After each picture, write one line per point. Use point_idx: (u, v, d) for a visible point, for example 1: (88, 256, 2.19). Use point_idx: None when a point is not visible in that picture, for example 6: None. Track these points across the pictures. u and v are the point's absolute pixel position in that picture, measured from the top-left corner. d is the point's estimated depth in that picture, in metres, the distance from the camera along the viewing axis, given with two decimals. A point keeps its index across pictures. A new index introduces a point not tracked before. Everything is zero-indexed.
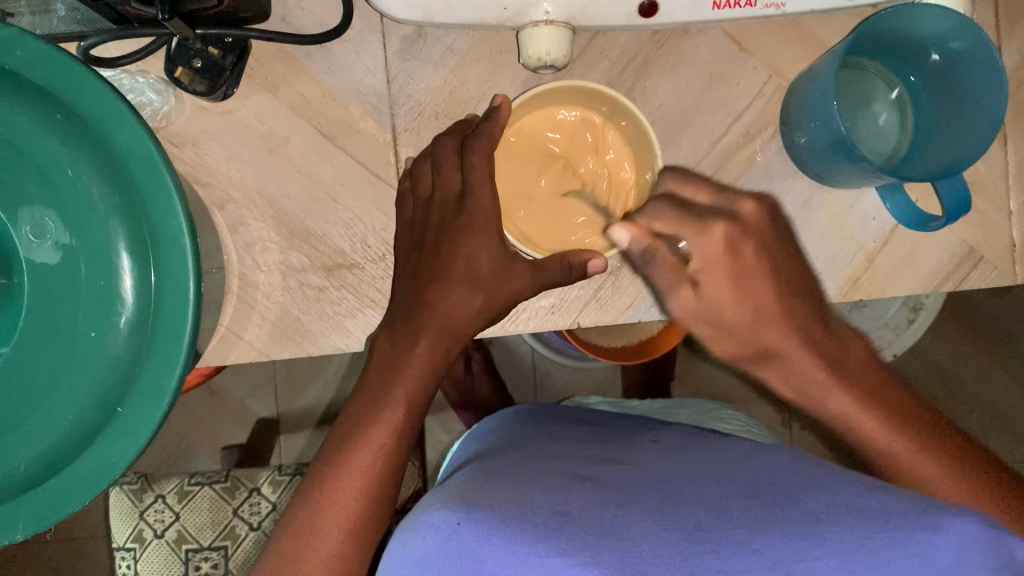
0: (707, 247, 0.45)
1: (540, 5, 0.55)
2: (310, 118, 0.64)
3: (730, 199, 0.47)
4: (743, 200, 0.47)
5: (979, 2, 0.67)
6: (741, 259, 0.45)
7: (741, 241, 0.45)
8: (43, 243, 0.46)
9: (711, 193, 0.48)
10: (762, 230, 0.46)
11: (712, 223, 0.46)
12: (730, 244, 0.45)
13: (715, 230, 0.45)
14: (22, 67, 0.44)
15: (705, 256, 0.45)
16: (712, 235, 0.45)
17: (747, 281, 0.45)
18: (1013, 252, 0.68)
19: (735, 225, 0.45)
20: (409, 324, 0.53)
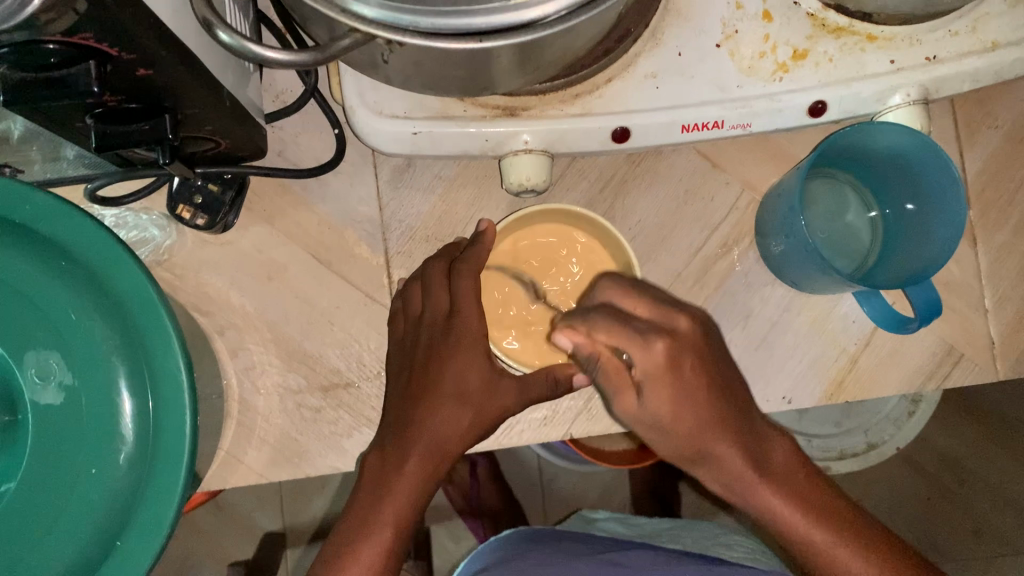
0: (651, 361, 0.46)
1: (519, 136, 0.59)
2: (306, 245, 0.67)
3: (667, 313, 0.48)
4: (679, 315, 0.48)
5: (937, 115, 0.71)
6: (680, 373, 0.47)
7: (679, 358, 0.47)
8: (47, 385, 0.48)
9: (649, 302, 0.49)
10: (696, 342, 0.48)
11: (676, 315, 0.48)
12: (669, 357, 0.46)
13: (656, 346, 0.46)
14: (30, 220, 0.48)
15: (649, 371, 0.46)
16: (655, 350, 0.46)
17: (688, 397, 0.47)
18: (993, 348, 0.70)
19: (673, 340, 0.47)
20: (399, 443, 0.53)
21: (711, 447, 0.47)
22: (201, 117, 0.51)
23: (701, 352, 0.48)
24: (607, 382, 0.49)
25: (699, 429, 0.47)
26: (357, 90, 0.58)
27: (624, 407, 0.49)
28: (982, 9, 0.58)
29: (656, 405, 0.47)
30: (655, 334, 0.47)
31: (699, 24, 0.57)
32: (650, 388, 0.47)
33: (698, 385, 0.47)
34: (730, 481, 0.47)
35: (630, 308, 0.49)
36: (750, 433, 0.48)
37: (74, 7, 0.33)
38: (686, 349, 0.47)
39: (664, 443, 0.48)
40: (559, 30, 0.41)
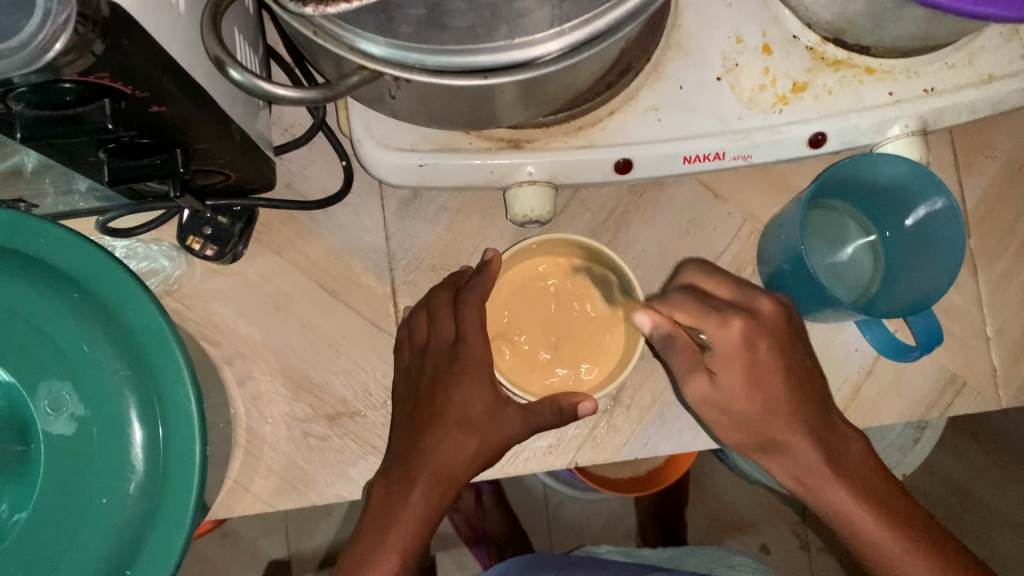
0: (727, 338, 0.51)
1: (524, 167, 0.60)
2: (313, 275, 0.68)
3: (750, 295, 0.53)
4: (762, 297, 0.53)
5: (935, 145, 0.72)
6: (754, 354, 0.51)
7: (756, 336, 0.51)
8: (60, 415, 0.48)
9: (733, 288, 0.54)
10: (777, 322, 0.52)
11: (731, 317, 0.51)
12: (745, 335, 0.51)
13: (733, 324, 0.51)
14: (44, 252, 0.49)
15: (725, 347, 0.51)
16: (733, 327, 0.51)
17: (762, 380, 0.51)
18: (995, 376, 0.71)
19: (752, 320, 0.51)
20: (405, 470, 0.54)
21: (780, 434, 0.51)
22: (212, 151, 0.52)
23: (781, 333, 0.52)
24: (679, 366, 0.54)
25: (769, 416, 0.51)
26: (365, 123, 0.59)
27: (696, 389, 0.54)
28: (976, 43, 0.59)
29: (730, 383, 0.52)
30: (721, 322, 0.51)
31: (699, 58, 0.59)
32: (721, 368, 0.52)
33: (772, 366, 0.51)
34: (800, 472, 0.51)
35: (717, 289, 0.55)
36: (825, 428, 0.52)
37: (91, 49, 0.34)
38: (764, 331, 0.51)
39: (735, 425, 0.53)
40: (561, 67, 0.43)
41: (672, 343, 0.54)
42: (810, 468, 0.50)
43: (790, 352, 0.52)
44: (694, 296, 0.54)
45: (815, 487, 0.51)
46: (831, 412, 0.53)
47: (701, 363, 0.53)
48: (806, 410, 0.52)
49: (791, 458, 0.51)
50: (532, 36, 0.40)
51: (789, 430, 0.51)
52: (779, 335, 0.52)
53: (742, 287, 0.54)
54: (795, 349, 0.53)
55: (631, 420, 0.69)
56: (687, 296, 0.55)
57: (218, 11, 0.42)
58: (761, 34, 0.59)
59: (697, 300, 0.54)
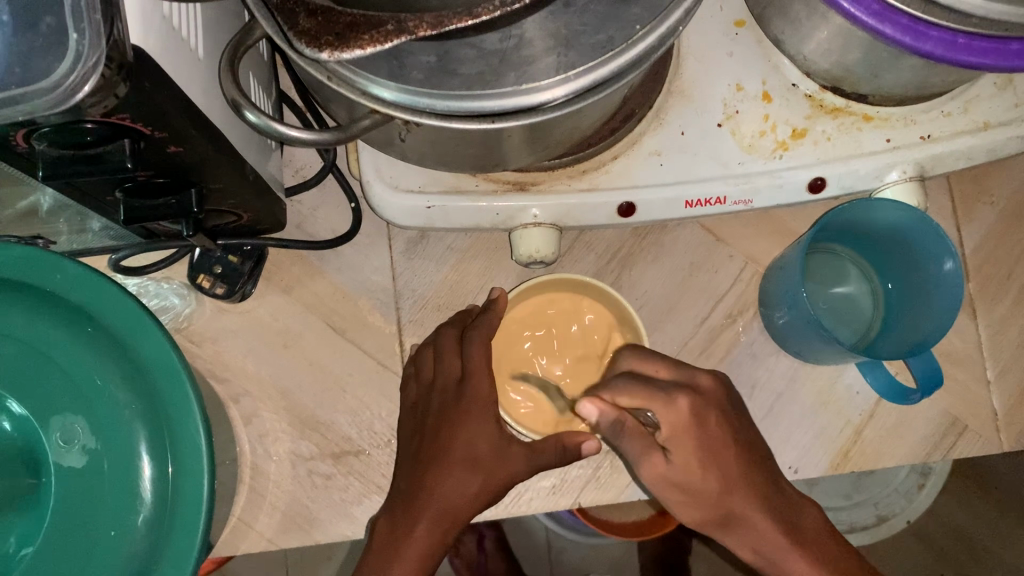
0: (675, 415, 0.51)
1: (529, 210, 0.62)
2: (321, 314, 0.69)
3: (688, 372, 0.54)
4: (701, 375, 0.54)
5: (933, 192, 0.74)
6: (705, 427, 0.51)
7: (703, 412, 0.51)
8: (71, 448, 0.49)
9: (669, 368, 0.55)
10: (719, 397, 0.53)
11: (678, 395, 0.51)
12: (694, 411, 0.51)
13: (680, 401, 0.51)
14: (60, 289, 0.49)
15: (674, 426, 0.51)
16: (679, 404, 0.51)
17: (715, 452, 0.51)
18: (997, 421, 0.71)
19: (697, 396, 0.52)
20: (409, 507, 0.54)
21: (739, 507, 0.50)
22: (226, 191, 0.54)
23: (723, 406, 0.53)
24: (631, 451, 0.53)
25: (725, 490, 0.50)
26: (375, 165, 0.60)
27: (652, 470, 0.52)
28: (971, 92, 0.61)
29: (684, 461, 0.51)
30: (668, 399, 0.51)
31: (700, 104, 0.60)
32: (676, 447, 0.51)
33: (723, 440, 0.51)
34: (762, 547, 0.50)
35: (653, 363, 0.55)
36: (779, 498, 0.52)
37: (116, 91, 0.35)
38: (709, 407, 0.52)
39: (692, 503, 0.51)
40: (562, 113, 0.44)
41: (619, 429, 0.52)
42: (769, 538, 0.50)
43: (734, 424, 0.52)
44: (633, 379, 0.54)
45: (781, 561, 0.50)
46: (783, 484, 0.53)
47: (655, 444, 0.52)
48: (762, 480, 0.52)
49: (748, 529, 0.50)
50: (537, 83, 0.42)
51: (746, 502, 0.50)
52: (721, 408, 0.52)
53: (680, 367, 0.55)
54: (740, 426, 0.53)
55: None
56: (624, 381, 0.54)
57: (235, 55, 0.43)
58: (762, 82, 0.60)
59: (639, 382, 0.53)
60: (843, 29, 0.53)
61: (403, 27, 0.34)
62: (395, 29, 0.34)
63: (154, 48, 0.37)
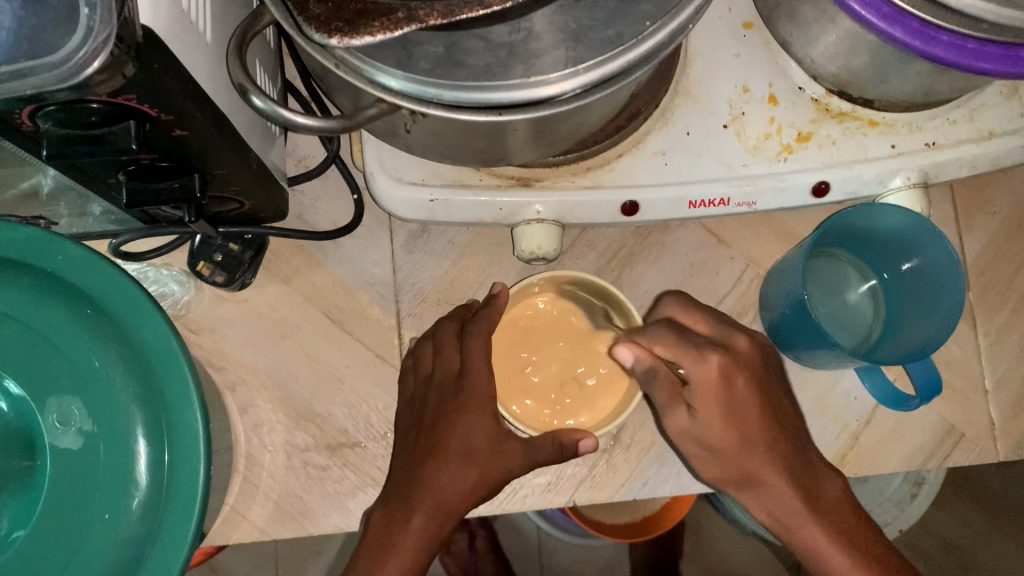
0: (705, 373, 0.51)
1: (532, 206, 0.61)
2: (320, 305, 0.69)
3: (725, 330, 0.55)
4: (738, 335, 0.54)
5: (936, 200, 0.74)
6: (732, 388, 0.51)
7: (732, 371, 0.51)
8: (67, 430, 0.49)
9: (709, 324, 0.55)
10: (751, 359, 0.53)
11: (709, 353, 0.51)
12: (723, 371, 0.51)
13: (711, 358, 0.51)
14: (62, 269, 0.49)
15: (702, 383, 0.52)
16: (709, 363, 0.51)
17: (742, 412, 0.51)
18: (994, 430, 0.71)
19: (729, 355, 0.52)
20: (404, 500, 0.54)
21: (757, 470, 0.51)
22: (230, 178, 0.54)
23: (754, 368, 0.53)
24: (661, 398, 0.55)
25: (746, 451, 0.51)
26: (378, 157, 0.60)
27: (676, 422, 0.55)
28: (977, 100, 0.61)
29: (708, 420, 0.52)
30: (701, 356, 0.51)
31: (705, 105, 0.60)
32: (701, 402, 0.52)
33: (750, 401, 0.51)
34: (777, 509, 0.51)
35: (696, 314, 0.56)
36: (804, 468, 0.52)
37: (123, 71, 0.35)
38: (740, 368, 0.52)
39: (716, 461, 0.53)
40: (569, 107, 0.44)
41: (654, 376, 0.55)
42: (784, 502, 0.51)
43: (763, 383, 0.53)
44: (673, 329, 0.55)
45: (795, 529, 0.51)
46: (808, 449, 0.54)
47: (683, 397, 0.54)
48: (785, 447, 0.52)
49: (766, 492, 0.52)
50: (545, 76, 0.41)
51: (767, 466, 0.51)
52: (752, 369, 0.52)
53: (719, 324, 0.55)
54: (771, 388, 0.53)
55: (630, 460, 0.69)
56: (663, 330, 0.55)
57: (242, 41, 0.43)
58: (768, 85, 0.60)
59: (676, 334, 0.54)
60: (851, 32, 0.52)
61: (414, 15, 0.34)
62: (405, 17, 0.34)
63: (164, 29, 0.36)
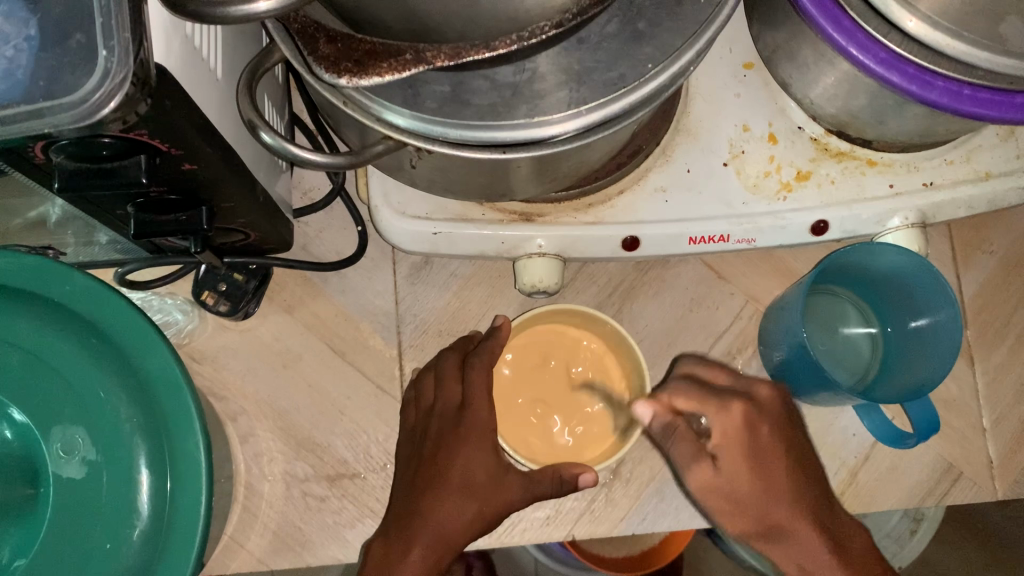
0: (730, 421, 0.53)
1: (534, 240, 0.62)
2: (323, 336, 0.70)
3: (749, 383, 0.57)
4: (760, 387, 0.56)
5: (933, 238, 0.75)
6: (757, 435, 0.52)
7: (757, 420, 0.53)
8: (71, 459, 0.50)
9: (731, 378, 0.58)
10: (776, 409, 0.55)
11: (732, 402, 0.54)
12: (747, 418, 0.53)
13: (734, 408, 0.53)
14: (67, 299, 0.50)
15: (727, 431, 0.53)
16: (733, 411, 0.53)
17: (767, 458, 0.52)
18: (992, 469, 0.71)
19: (752, 406, 0.54)
20: (404, 533, 0.54)
21: (787, 520, 0.50)
22: (236, 211, 0.54)
23: (778, 418, 0.54)
24: (681, 456, 0.54)
25: (771, 499, 0.50)
26: (384, 191, 0.61)
27: (699, 481, 0.53)
28: (973, 142, 0.62)
29: (735, 469, 0.52)
30: (723, 406, 0.54)
31: (707, 143, 0.61)
32: (726, 454, 0.52)
33: (773, 452, 0.52)
34: (806, 561, 0.49)
35: (717, 371, 0.59)
36: (828, 518, 0.51)
37: (137, 109, 0.36)
38: (765, 417, 0.53)
39: (739, 514, 0.51)
40: (571, 146, 0.44)
41: (673, 433, 0.54)
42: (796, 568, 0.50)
43: (785, 431, 0.53)
44: (694, 385, 0.57)
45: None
46: (835, 508, 0.53)
47: (704, 451, 0.53)
48: (812, 496, 0.51)
49: (795, 543, 0.49)
50: (548, 116, 0.42)
51: (794, 515, 0.50)
52: (776, 418, 0.54)
53: (740, 378, 0.58)
54: (796, 442, 0.54)
55: (629, 493, 0.69)
56: (685, 386, 0.57)
57: (252, 78, 0.44)
58: (768, 124, 0.61)
59: (698, 389, 0.56)
60: (850, 75, 0.54)
61: (421, 57, 0.35)
62: (413, 58, 0.35)
63: (176, 67, 0.38)
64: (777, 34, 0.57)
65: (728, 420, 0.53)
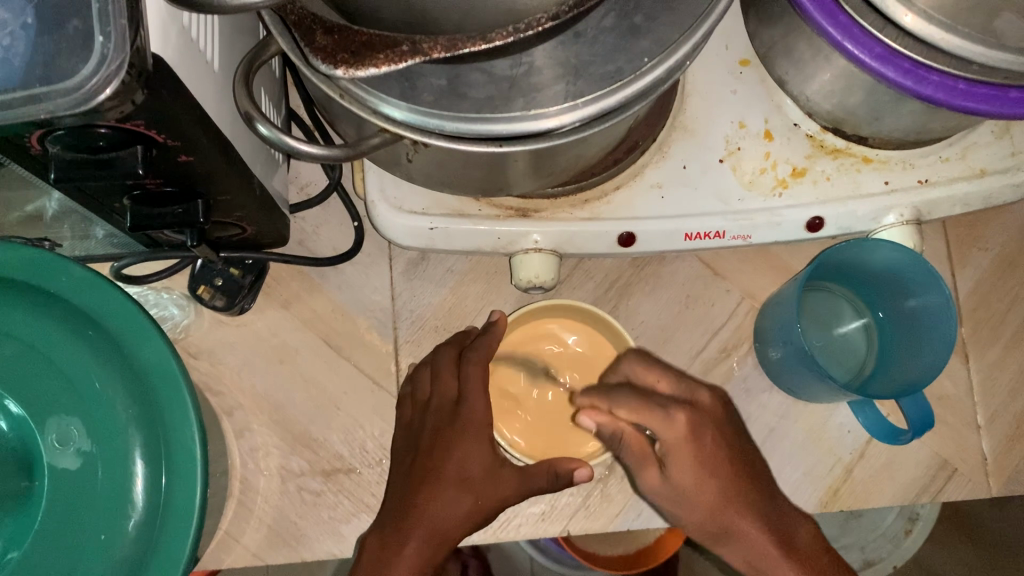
0: (673, 431, 0.53)
1: (530, 235, 0.62)
2: (319, 331, 0.70)
3: (690, 389, 0.56)
4: (701, 391, 0.56)
5: (929, 236, 0.75)
6: (702, 444, 0.53)
7: (700, 427, 0.53)
8: (66, 450, 0.50)
9: (673, 383, 0.57)
10: (716, 414, 0.55)
11: (675, 412, 0.53)
12: (690, 429, 0.53)
13: (678, 418, 0.53)
14: (66, 291, 0.50)
15: (670, 441, 0.53)
16: (677, 421, 0.53)
17: (712, 465, 0.52)
18: (987, 465, 0.71)
19: (694, 412, 0.54)
20: (399, 527, 0.54)
21: (732, 522, 0.52)
22: (233, 204, 0.54)
23: (722, 424, 0.55)
24: (632, 459, 0.56)
25: (721, 504, 0.52)
26: (380, 186, 0.61)
27: (648, 484, 0.55)
28: (969, 139, 0.62)
29: (681, 477, 0.53)
30: (666, 417, 0.53)
31: (703, 139, 0.61)
32: (673, 463, 0.53)
33: (720, 456, 0.53)
34: (754, 558, 0.51)
35: (659, 372, 0.59)
36: (777, 514, 0.53)
37: (134, 98, 0.36)
38: (708, 423, 0.54)
39: (691, 518, 0.53)
40: (569, 139, 0.44)
41: (621, 440, 0.56)
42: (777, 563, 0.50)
43: (732, 435, 0.54)
44: (635, 392, 0.57)
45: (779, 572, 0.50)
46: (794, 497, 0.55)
47: (654, 457, 0.55)
48: (757, 498, 0.53)
49: (743, 543, 0.51)
50: (545, 109, 0.42)
51: (740, 517, 0.52)
52: (719, 422, 0.54)
53: (682, 381, 0.57)
54: None
55: (625, 489, 0.69)
56: (626, 393, 0.57)
57: (249, 70, 0.44)
58: (764, 120, 0.61)
59: (639, 396, 0.56)
60: (846, 71, 0.54)
61: (417, 48, 0.35)
62: (409, 49, 0.35)
63: (173, 57, 0.38)
64: (773, 30, 0.57)
65: (671, 432, 0.53)
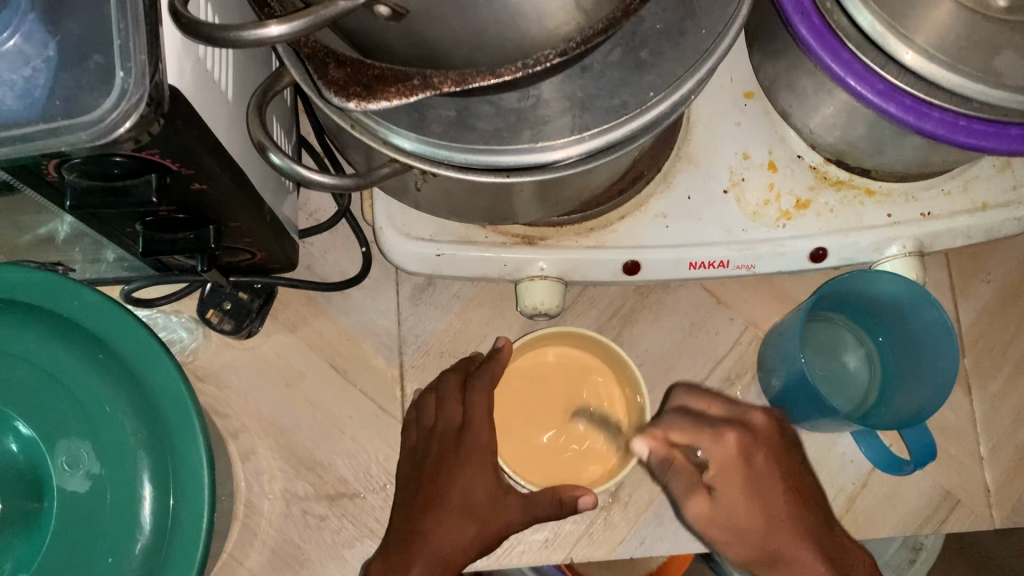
0: (724, 452, 0.52)
1: (536, 262, 0.63)
2: (326, 354, 0.70)
3: (741, 411, 0.55)
4: (754, 414, 0.54)
5: (931, 266, 0.76)
6: (751, 463, 0.51)
7: (751, 449, 0.52)
8: (76, 472, 0.50)
9: (726, 411, 0.56)
10: (769, 437, 0.53)
11: (726, 432, 0.52)
12: (740, 447, 0.52)
13: (728, 437, 0.52)
14: (77, 314, 0.50)
15: (722, 462, 0.52)
16: (727, 441, 0.52)
17: (762, 485, 0.51)
18: (989, 497, 0.71)
19: (747, 433, 0.52)
20: (402, 554, 0.54)
21: (786, 547, 0.49)
22: (243, 230, 0.55)
23: (776, 449, 0.53)
24: (678, 487, 0.54)
25: (773, 526, 0.50)
26: (388, 213, 0.61)
27: (697, 511, 0.52)
28: (971, 172, 0.63)
29: (731, 501, 0.51)
30: (717, 436, 0.52)
31: (708, 170, 0.62)
32: (722, 484, 0.51)
33: (771, 477, 0.51)
34: None
35: (714, 403, 0.57)
36: (825, 541, 0.51)
37: (150, 129, 0.36)
38: (758, 444, 0.52)
39: (739, 544, 0.51)
40: (574, 171, 0.45)
41: (671, 467, 0.54)
42: None
43: (782, 459, 0.52)
44: (688, 418, 0.55)
45: None
46: (833, 527, 0.53)
47: (702, 482, 0.52)
48: (806, 520, 0.51)
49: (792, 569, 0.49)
50: (552, 141, 0.42)
51: (794, 541, 0.49)
52: (771, 446, 0.53)
53: (734, 408, 0.56)
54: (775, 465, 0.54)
55: (628, 516, 0.70)
56: (678, 420, 0.56)
57: (262, 101, 0.45)
58: (767, 152, 0.62)
59: (692, 421, 0.55)
60: (849, 105, 0.54)
61: (428, 82, 0.35)
62: (420, 83, 0.35)
63: (188, 90, 0.39)
64: (777, 64, 0.58)
65: (721, 451, 0.52)
